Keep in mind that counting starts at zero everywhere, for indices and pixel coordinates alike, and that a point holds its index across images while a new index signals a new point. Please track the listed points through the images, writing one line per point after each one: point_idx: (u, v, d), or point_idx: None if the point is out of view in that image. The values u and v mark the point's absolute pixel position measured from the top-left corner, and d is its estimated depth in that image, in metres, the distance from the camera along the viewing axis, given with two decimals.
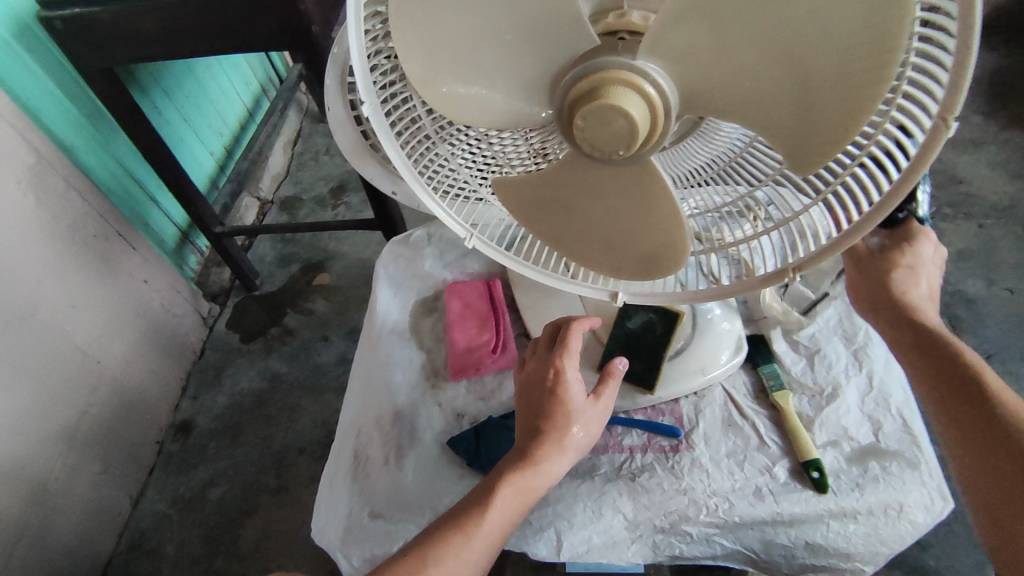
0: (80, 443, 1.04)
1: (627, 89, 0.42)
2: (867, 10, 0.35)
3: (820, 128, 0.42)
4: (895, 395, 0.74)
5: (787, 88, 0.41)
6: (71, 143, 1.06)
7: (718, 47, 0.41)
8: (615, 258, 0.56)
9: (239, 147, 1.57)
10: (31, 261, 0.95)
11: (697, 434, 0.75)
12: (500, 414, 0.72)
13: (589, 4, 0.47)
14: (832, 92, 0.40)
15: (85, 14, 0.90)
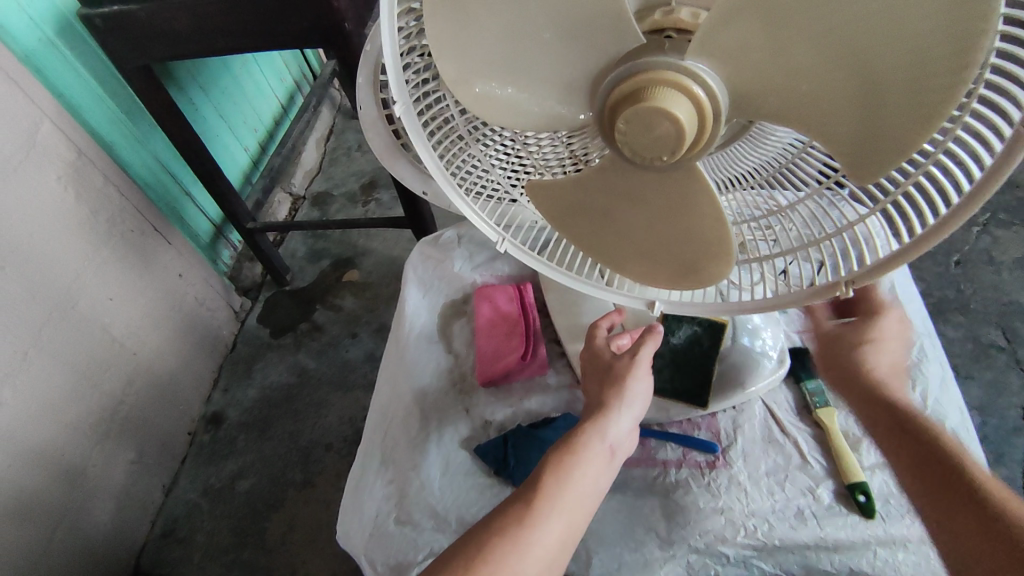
0: (116, 433, 1.06)
1: (674, 90, 0.40)
2: (945, 10, 0.33)
3: (887, 135, 0.39)
4: (951, 416, 0.71)
5: (852, 91, 0.38)
6: (110, 139, 1.08)
7: (773, 48, 0.38)
8: (653, 268, 0.54)
9: (273, 143, 1.58)
10: (71, 254, 0.96)
11: (734, 450, 0.72)
12: (529, 423, 0.70)
13: (633, 1, 0.44)
14: (905, 96, 0.37)
15: (124, 12, 0.91)
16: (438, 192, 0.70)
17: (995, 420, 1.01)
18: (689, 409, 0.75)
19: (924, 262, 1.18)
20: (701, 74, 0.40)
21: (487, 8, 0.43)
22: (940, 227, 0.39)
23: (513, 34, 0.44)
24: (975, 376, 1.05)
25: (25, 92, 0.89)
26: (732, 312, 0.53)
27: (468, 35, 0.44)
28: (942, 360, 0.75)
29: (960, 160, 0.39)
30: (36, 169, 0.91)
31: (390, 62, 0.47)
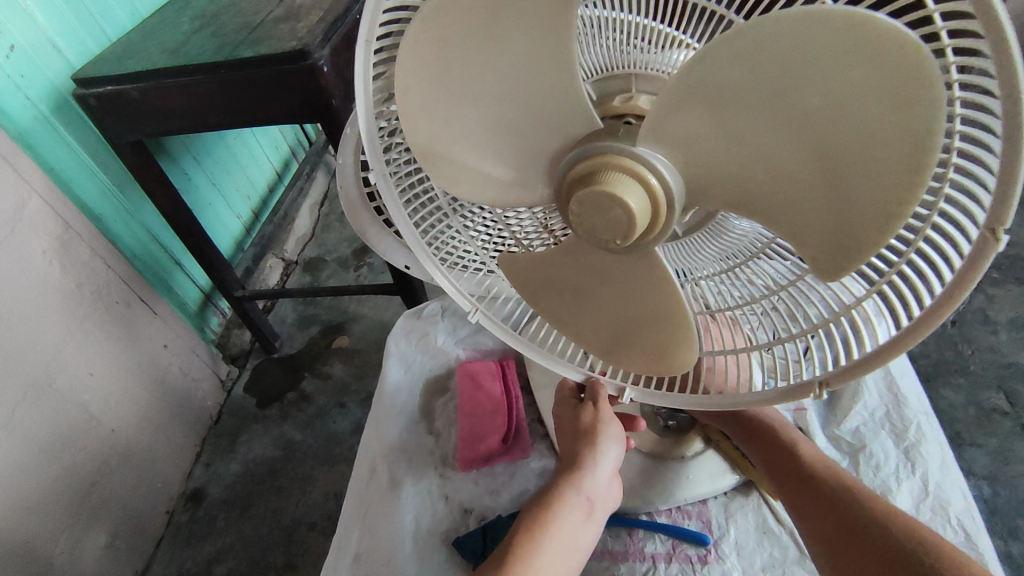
0: (89, 514, 1.01)
1: (628, 176, 0.40)
2: (892, 111, 0.32)
3: (857, 230, 0.37)
4: (954, 502, 0.67)
5: (817, 182, 0.37)
6: (99, 212, 1.08)
7: (729, 137, 0.38)
8: (622, 348, 0.52)
9: (267, 210, 1.59)
10: (52, 331, 0.95)
11: (726, 543, 0.70)
12: (509, 513, 0.67)
13: (592, 88, 0.46)
14: (869, 191, 0.35)
15: (117, 91, 0.93)
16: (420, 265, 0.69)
17: (1005, 491, 0.96)
18: (675, 496, 0.73)
19: None
20: (654, 163, 0.40)
21: (466, 91, 0.43)
22: (908, 334, 0.38)
23: (487, 119, 0.45)
24: (982, 444, 1.01)
25: (14, 168, 0.90)
26: (702, 404, 0.51)
27: (443, 117, 0.45)
28: (939, 438, 0.73)
29: (930, 261, 0.38)
30: (21, 246, 0.90)
31: (365, 130, 0.48)
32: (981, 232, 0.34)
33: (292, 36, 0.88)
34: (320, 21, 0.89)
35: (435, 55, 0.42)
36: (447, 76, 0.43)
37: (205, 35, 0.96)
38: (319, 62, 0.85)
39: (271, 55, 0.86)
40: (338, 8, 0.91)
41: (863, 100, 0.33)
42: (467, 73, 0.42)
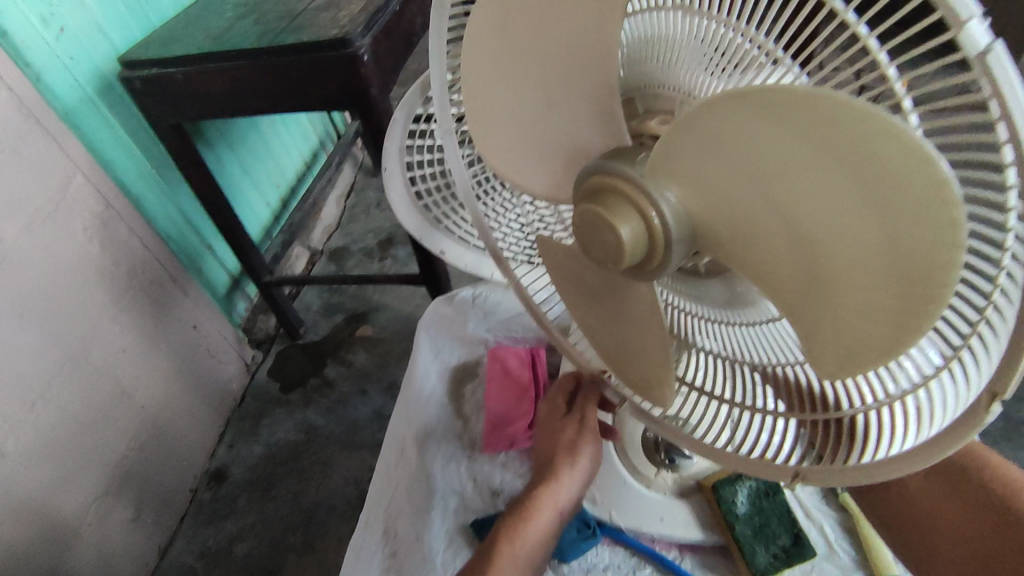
0: (117, 486, 1.04)
1: (628, 206, 0.38)
2: (901, 230, 0.28)
3: (911, 326, 0.30)
4: None
5: (869, 270, 0.30)
6: (139, 194, 1.11)
7: (752, 199, 0.34)
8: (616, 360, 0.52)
9: (296, 198, 1.62)
10: (89, 305, 0.97)
11: None
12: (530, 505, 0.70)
13: (636, 100, 0.44)
14: (891, 310, 0.30)
15: (161, 74, 0.95)
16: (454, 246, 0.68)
17: None
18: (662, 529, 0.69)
19: None
20: (661, 200, 0.37)
21: (508, 72, 0.44)
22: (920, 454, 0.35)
23: (521, 97, 0.45)
24: (1010, 455, 1.00)
25: (61, 147, 0.93)
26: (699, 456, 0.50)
27: (489, 94, 0.46)
28: None
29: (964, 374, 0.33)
30: (64, 222, 0.93)
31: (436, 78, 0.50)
32: (978, 396, 0.31)
33: (334, 25, 0.90)
34: (362, 11, 0.91)
35: (493, 35, 0.43)
36: (496, 48, 0.44)
37: (248, 22, 0.98)
38: (360, 50, 0.86)
39: (315, 43, 0.88)
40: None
41: (906, 193, 0.27)
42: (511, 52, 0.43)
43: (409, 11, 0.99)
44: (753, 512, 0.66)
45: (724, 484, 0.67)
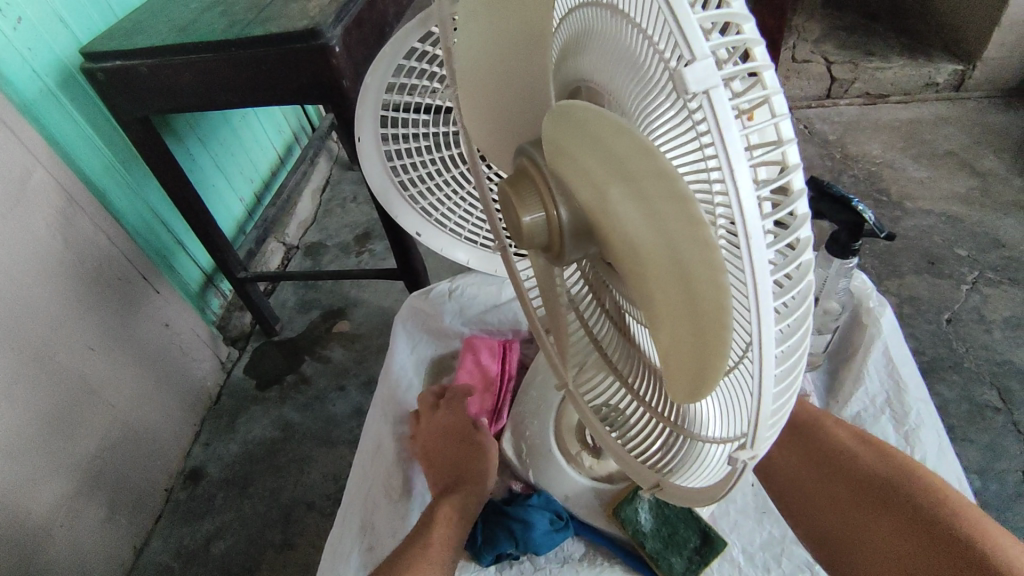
0: (89, 486, 1.02)
1: (535, 197, 0.40)
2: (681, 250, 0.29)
3: (702, 353, 0.32)
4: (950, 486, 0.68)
5: (672, 289, 0.31)
6: (104, 189, 1.08)
7: (597, 217, 0.36)
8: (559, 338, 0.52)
9: (270, 193, 1.59)
10: (53, 302, 0.95)
11: None
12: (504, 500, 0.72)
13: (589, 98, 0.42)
14: (693, 328, 0.31)
15: (124, 66, 0.93)
16: (429, 233, 0.72)
17: (995, 484, 0.97)
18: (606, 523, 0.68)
19: (915, 321, 1.19)
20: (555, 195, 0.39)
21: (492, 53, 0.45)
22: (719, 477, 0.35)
23: (501, 82, 0.46)
24: (974, 438, 1.03)
25: (21, 140, 0.90)
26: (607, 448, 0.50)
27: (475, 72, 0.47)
28: (936, 425, 0.74)
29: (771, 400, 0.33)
30: (26, 217, 0.90)
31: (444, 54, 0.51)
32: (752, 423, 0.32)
33: (303, 16, 0.89)
34: (332, 2, 0.90)
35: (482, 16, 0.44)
36: (484, 26, 0.44)
37: (216, 12, 0.96)
38: (330, 41, 0.85)
39: (284, 34, 0.86)
40: None
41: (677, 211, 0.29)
42: (494, 31, 0.44)
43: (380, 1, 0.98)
44: (658, 524, 0.67)
45: (622, 505, 0.67)
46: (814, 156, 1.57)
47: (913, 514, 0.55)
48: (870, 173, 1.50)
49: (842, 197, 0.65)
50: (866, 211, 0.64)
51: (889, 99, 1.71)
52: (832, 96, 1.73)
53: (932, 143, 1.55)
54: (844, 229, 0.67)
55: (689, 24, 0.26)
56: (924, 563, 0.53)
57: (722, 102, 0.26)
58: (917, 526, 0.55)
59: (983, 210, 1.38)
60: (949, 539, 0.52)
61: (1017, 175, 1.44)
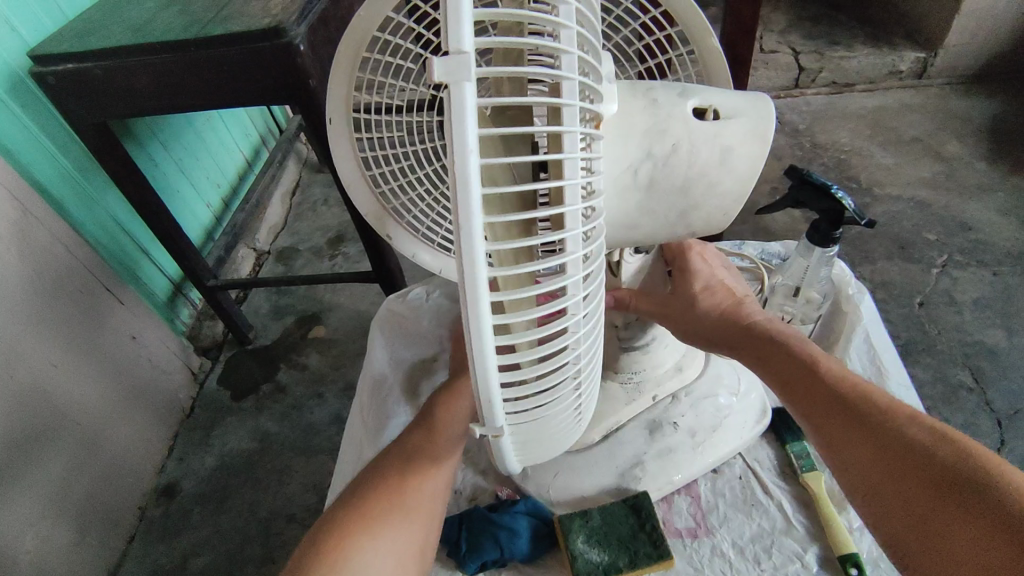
0: (58, 508, 0.97)
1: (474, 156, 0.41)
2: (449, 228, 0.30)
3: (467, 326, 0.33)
4: None
5: None
6: (62, 199, 1.04)
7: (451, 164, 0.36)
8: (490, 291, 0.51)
9: (237, 198, 1.55)
10: (12, 319, 0.91)
11: None
12: (488, 507, 0.71)
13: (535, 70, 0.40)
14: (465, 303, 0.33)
15: (77, 69, 0.88)
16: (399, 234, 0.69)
17: None
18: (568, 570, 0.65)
19: (889, 306, 1.21)
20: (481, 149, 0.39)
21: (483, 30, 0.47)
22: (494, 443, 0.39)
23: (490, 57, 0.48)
24: (949, 419, 1.04)
25: None
26: None
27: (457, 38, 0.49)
28: (917, 408, 0.73)
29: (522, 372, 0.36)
30: None
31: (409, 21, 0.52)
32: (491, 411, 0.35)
33: (266, 14, 0.86)
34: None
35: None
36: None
37: (173, 11, 0.92)
38: (295, 40, 0.83)
39: (245, 33, 0.83)
40: None
41: None
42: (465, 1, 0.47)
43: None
44: (602, 541, 0.65)
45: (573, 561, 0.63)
46: (785, 146, 1.59)
47: (888, 436, 0.48)
48: (840, 161, 1.52)
49: (823, 185, 0.64)
50: (844, 197, 0.64)
51: (855, 88, 1.73)
52: (800, 86, 1.75)
53: (899, 130, 1.58)
54: (823, 217, 0.68)
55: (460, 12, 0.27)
56: (907, 485, 0.45)
57: (467, 96, 0.27)
58: (881, 444, 0.48)
59: (951, 194, 1.40)
60: (945, 484, 0.43)
61: (981, 160, 1.47)
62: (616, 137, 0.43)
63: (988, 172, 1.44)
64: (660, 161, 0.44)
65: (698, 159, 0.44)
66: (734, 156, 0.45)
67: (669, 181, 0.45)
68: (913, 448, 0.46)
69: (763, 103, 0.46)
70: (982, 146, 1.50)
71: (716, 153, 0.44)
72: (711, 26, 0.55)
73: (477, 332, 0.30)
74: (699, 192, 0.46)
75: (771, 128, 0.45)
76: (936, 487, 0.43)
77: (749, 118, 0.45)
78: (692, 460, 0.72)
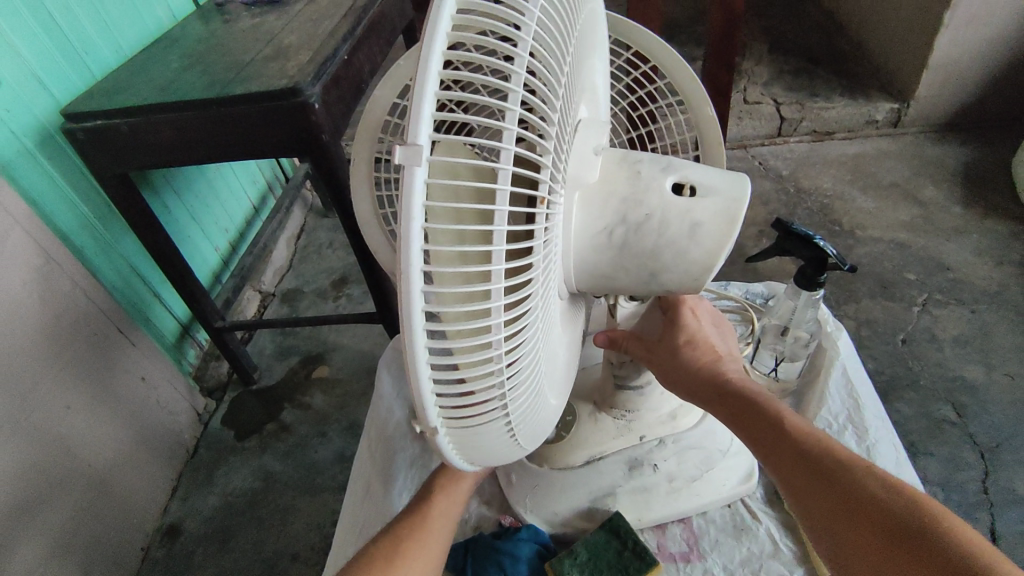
0: (65, 548, 0.99)
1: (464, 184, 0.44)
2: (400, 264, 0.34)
3: None
4: None
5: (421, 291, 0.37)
6: (82, 246, 1.09)
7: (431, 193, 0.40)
8: None
9: (244, 243, 1.61)
10: (31, 361, 0.94)
11: None
12: (491, 533, 0.74)
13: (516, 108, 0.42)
14: None
15: (104, 125, 0.95)
16: None
17: (958, 495, 1.02)
18: None
19: (873, 343, 1.26)
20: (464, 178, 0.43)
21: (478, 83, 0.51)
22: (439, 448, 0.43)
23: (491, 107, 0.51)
24: (935, 452, 1.08)
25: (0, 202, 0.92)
26: None
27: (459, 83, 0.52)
28: (893, 437, 0.77)
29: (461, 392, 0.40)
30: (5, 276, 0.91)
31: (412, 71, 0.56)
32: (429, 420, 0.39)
33: (283, 75, 0.93)
34: (309, 62, 0.95)
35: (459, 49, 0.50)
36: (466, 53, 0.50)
37: (195, 71, 1.00)
38: (310, 99, 0.90)
39: (264, 93, 0.90)
40: (327, 49, 0.98)
41: None
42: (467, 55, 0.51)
43: (356, 60, 1.04)
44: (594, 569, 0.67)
45: None
46: (770, 191, 1.66)
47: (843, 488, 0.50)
48: (822, 205, 1.59)
49: (806, 235, 0.69)
50: (824, 244, 0.68)
51: (835, 136, 1.83)
52: (783, 134, 1.84)
53: (878, 176, 1.66)
54: (808, 264, 0.72)
55: (420, 103, 0.31)
56: (862, 536, 0.47)
57: (416, 172, 0.31)
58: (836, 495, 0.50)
59: (929, 236, 1.47)
60: (894, 535, 0.46)
61: (957, 203, 1.55)
62: (592, 200, 0.45)
63: (963, 214, 1.51)
64: (632, 227, 0.45)
65: (667, 231, 0.45)
66: (702, 233, 0.45)
67: (640, 246, 0.46)
68: (869, 500, 0.48)
69: (740, 185, 0.46)
70: (956, 190, 1.58)
71: (684, 228, 0.45)
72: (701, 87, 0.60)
73: (410, 363, 0.35)
74: (668, 258, 0.46)
75: (743, 213, 0.45)
76: (887, 538, 0.46)
77: (722, 198, 0.45)
78: (665, 504, 0.73)
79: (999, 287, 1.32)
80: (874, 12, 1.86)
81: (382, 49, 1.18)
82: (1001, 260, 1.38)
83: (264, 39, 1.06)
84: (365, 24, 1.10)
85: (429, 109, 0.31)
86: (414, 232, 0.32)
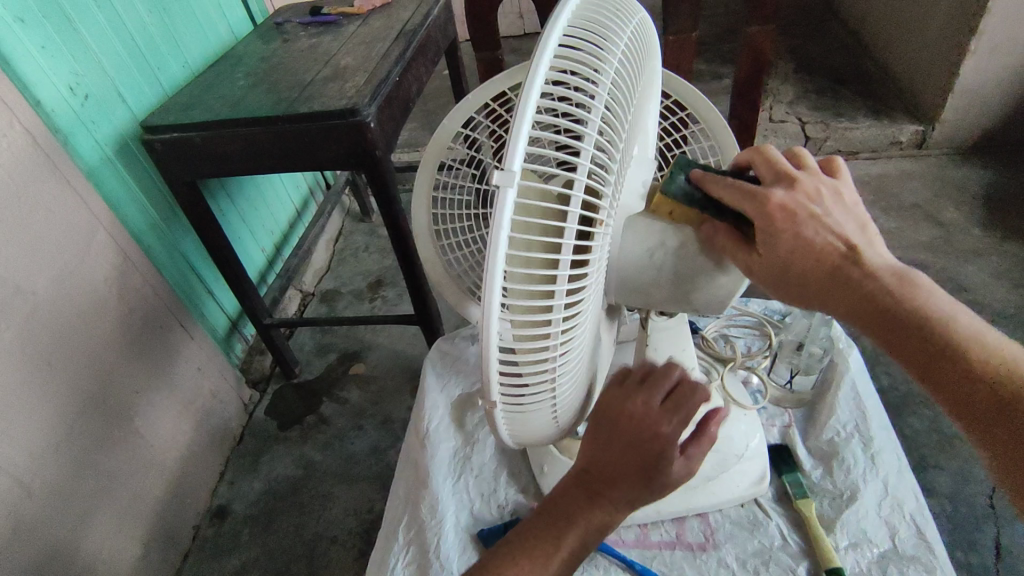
0: (130, 521, 1.08)
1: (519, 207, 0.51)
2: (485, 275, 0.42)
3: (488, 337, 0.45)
4: (907, 501, 0.77)
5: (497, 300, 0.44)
6: (148, 242, 1.18)
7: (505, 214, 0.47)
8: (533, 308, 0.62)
9: (289, 245, 1.70)
10: (103, 350, 1.04)
11: None
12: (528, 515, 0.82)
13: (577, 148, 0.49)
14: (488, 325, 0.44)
15: (180, 138, 1.04)
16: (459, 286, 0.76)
17: (966, 507, 1.06)
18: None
19: (888, 360, 1.31)
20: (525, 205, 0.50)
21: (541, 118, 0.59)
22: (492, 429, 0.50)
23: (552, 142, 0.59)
24: (944, 466, 1.12)
25: (86, 205, 1.02)
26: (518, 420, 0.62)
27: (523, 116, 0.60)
28: (897, 446, 0.83)
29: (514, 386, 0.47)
30: (84, 275, 1.00)
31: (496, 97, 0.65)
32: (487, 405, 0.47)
33: (342, 96, 1.02)
34: (366, 84, 1.04)
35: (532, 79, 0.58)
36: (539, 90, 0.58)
37: (260, 90, 1.09)
38: (367, 119, 0.98)
39: (324, 112, 0.98)
40: (382, 72, 1.07)
41: None
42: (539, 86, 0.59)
43: (406, 82, 1.13)
44: None
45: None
46: None
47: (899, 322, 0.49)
48: None
49: None
50: None
51: (859, 156, 1.87)
52: (807, 153, 1.89)
53: (900, 196, 1.70)
54: None
55: (515, 146, 0.38)
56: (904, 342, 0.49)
57: (506, 201, 0.38)
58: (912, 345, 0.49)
59: (949, 257, 1.51)
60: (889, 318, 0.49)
61: (978, 225, 1.58)
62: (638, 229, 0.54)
63: (983, 237, 1.55)
64: None
65: None
66: None
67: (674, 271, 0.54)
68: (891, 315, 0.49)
69: None
70: (977, 212, 1.62)
71: None
72: (726, 122, 0.66)
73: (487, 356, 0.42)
74: None
75: None
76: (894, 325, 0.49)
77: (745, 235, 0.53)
78: (682, 499, 0.79)
79: (1015, 308, 1.36)
80: (900, 35, 1.89)
81: (427, 69, 1.26)
82: (1019, 282, 1.42)
83: (322, 60, 1.15)
84: (414, 47, 1.19)
85: (519, 150, 0.38)
86: (499, 251, 0.39)
